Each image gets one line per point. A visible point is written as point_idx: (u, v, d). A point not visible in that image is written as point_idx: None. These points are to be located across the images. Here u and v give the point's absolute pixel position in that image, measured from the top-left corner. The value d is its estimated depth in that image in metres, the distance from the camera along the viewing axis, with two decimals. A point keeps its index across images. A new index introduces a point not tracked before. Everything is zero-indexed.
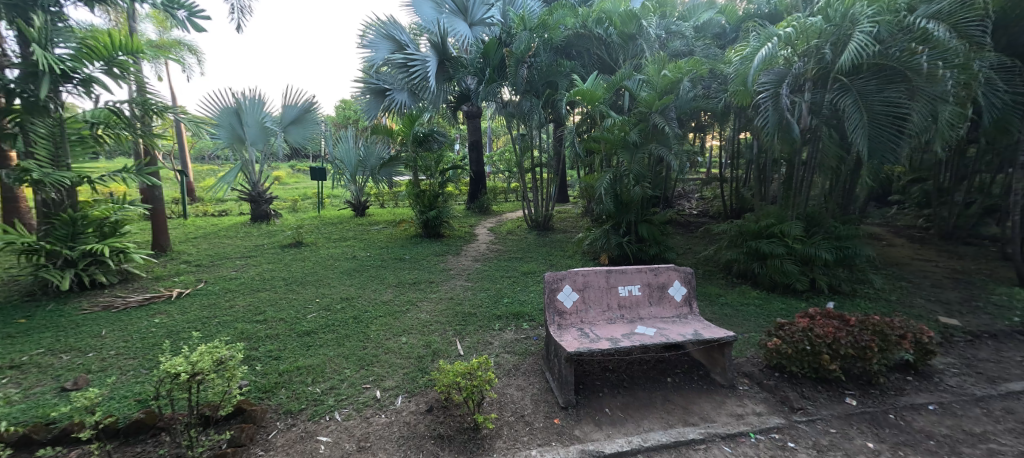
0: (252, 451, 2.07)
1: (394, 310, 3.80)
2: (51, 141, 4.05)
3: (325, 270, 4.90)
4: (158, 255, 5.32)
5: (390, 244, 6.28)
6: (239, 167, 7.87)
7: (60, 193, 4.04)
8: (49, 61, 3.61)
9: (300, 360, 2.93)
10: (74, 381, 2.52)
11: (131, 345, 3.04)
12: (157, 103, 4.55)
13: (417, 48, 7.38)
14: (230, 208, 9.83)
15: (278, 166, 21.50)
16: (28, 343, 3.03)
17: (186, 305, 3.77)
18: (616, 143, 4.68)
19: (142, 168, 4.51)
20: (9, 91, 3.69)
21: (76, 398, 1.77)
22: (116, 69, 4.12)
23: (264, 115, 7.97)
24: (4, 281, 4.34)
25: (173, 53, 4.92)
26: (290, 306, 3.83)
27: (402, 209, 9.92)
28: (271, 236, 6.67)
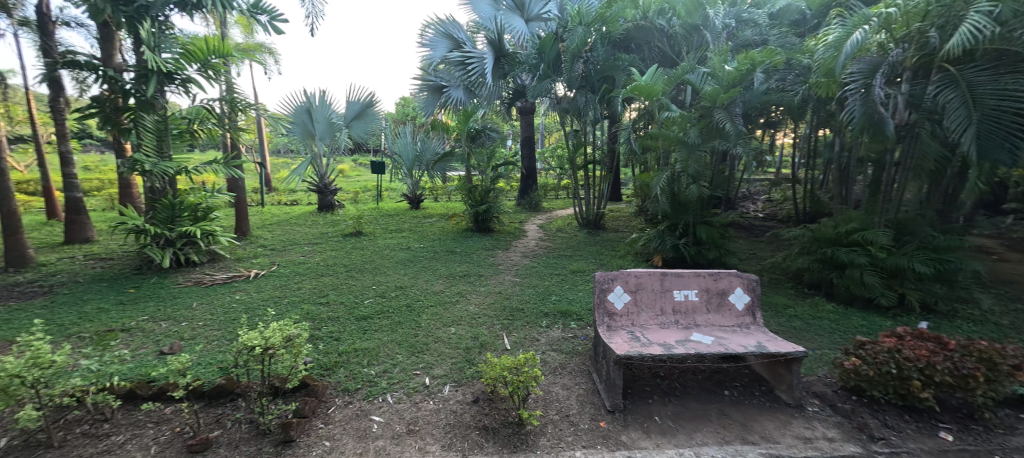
0: (313, 423, 2.25)
1: (445, 300, 3.92)
2: (157, 135, 4.60)
3: (383, 259, 5.16)
4: (240, 238, 5.90)
5: (443, 236, 6.48)
6: (308, 160, 8.50)
7: (163, 181, 4.61)
8: (156, 62, 4.17)
9: (357, 342, 3.10)
10: (170, 346, 2.88)
11: (216, 318, 3.40)
12: (242, 101, 5.01)
13: (473, 45, 7.53)
14: (301, 198, 10.68)
15: (343, 161, 23.06)
16: (136, 310, 3.51)
17: (261, 285, 4.16)
18: (674, 140, 4.44)
19: (229, 160, 5.02)
20: (126, 91, 4.27)
21: (171, 362, 2.02)
22: (210, 71, 4.59)
23: (331, 112, 8.55)
24: (120, 255, 5.06)
25: (257, 57, 5.40)
26: (350, 291, 4.08)
27: (454, 204, 10.19)
28: (334, 226, 7.14)
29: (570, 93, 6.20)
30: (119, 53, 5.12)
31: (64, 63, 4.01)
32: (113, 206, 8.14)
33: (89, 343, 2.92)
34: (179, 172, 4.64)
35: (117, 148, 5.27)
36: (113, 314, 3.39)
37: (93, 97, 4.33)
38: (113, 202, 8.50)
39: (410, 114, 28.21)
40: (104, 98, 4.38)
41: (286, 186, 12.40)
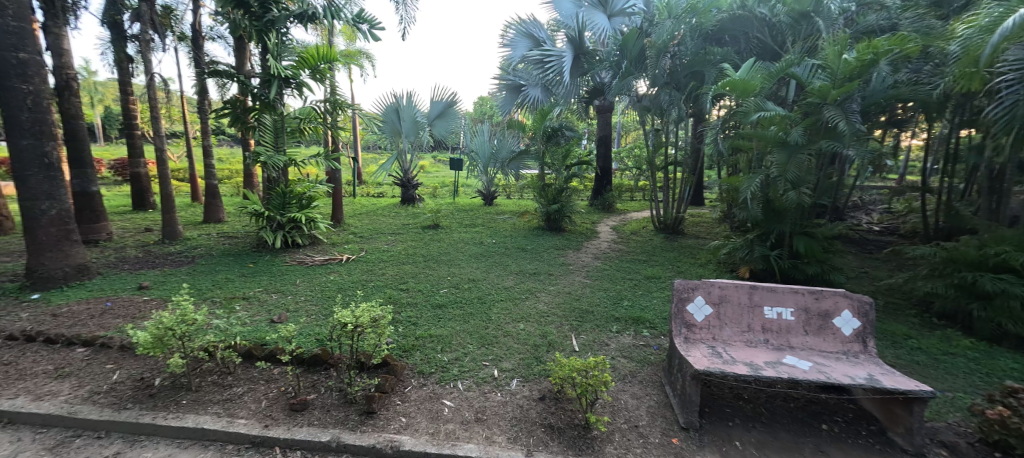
0: (392, 399, 2.44)
1: (514, 296, 3.99)
2: (274, 131, 5.29)
3: (457, 252, 5.39)
4: (335, 225, 6.57)
5: (514, 233, 6.59)
6: (394, 156, 9.18)
7: (277, 172, 5.30)
8: (278, 68, 4.81)
9: (432, 328, 3.28)
10: (279, 316, 3.31)
11: (314, 294, 3.83)
12: (343, 101, 5.55)
13: (553, 44, 7.53)
14: (387, 191, 11.60)
15: (424, 157, 24.59)
16: (254, 282, 4.09)
17: (351, 268, 4.59)
18: (771, 141, 4.03)
19: (329, 154, 5.60)
20: (254, 94, 4.97)
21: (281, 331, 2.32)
22: (318, 75, 5.15)
23: (416, 112, 9.12)
24: (243, 235, 5.92)
25: (357, 62, 5.93)
26: (426, 280, 4.32)
27: (526, 201, 10.30)
28: (414, 218, 7.62)
29: (652, 90, 5.93)
30: (248, 61, 5.96)
31: (210, 72, 4.76)
32: (238, 192, 9.55)
33: (220, 307, 3.48)
34: (290, 164, 5.29)
35: (244, 143, 6.16)
36: (237, 285, 3.98)
37: (228, 100, 5.10)
38: (239, 189, 9.98)
39: (488, 113, 29.10)
40: (237, 100, 5.14)
41: (373, 179, 13.55)
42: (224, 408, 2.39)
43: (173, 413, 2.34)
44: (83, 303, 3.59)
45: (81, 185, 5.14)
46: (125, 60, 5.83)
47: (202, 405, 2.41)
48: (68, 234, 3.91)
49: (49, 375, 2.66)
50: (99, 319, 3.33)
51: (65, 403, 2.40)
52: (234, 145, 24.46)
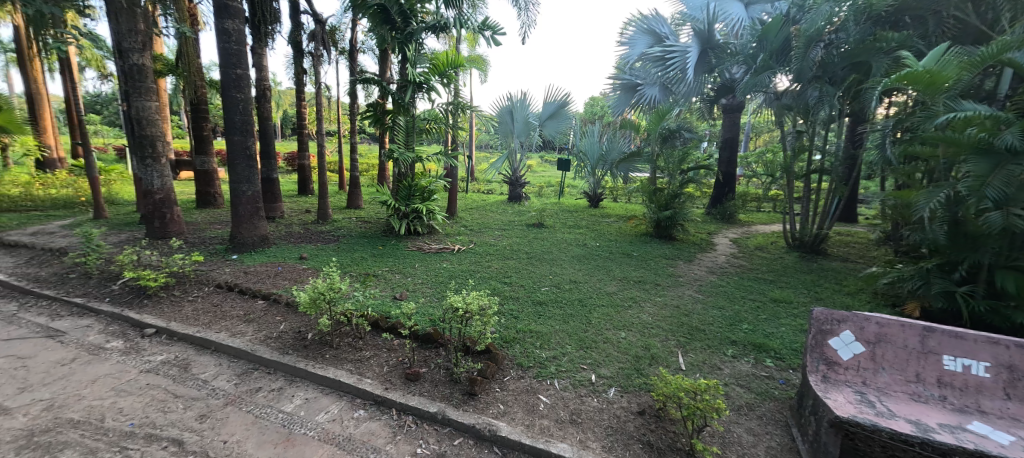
0: (491, 385, 2.58)
1: (617, 303, 3.85)
2: (405, 130, 5.93)
3: (560, 252, 5.43)
4: (449, 217, 7.17)
5: (620, 238, 6.38)
6: (505, 156, 9.64)
7: (406, 167, 5.98)
8: (413, 75, 5.44)
9: (532, 324, 3.37)
10: (400, 294, 3.77)
11: (431, 279, 4.24)
12: (465, 103, 6.02)
13: (676, 39, 7.05)
14: (496, 188, 12.24)
15: (531, 157, 25.29)
16: (385, 262, 4.71)
17: (461, 258, 4.97)
18: (965, 147, 3.17)
19: (449, 152, 6.12)
20: (394, 99, 5.67)
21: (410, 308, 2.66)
22: (446, 80, 5.68)
23: (529, 113, 9.46)
24: (375, 221, 6.83)
25: (480, 66, 6.37)
26: (529, 277, 4.45)
27: (633, 206, 9.86)
28: (520, 215, 7.88)
29: (795, 86, 5.28)
30: (389, 69, 6.82)
31: (361, 80, 5.57)
32: (372, 184, 11.04)
33: (358, 280, 4.10)
34: (415, 160, 5.92)
35: (381, 141, 7.10)
36: (369, 263, 4.62)
37: (372, 104, 5.91)
38: (374, 181, 11.55)
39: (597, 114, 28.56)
40: (379, 103, 5.93)
41: (484, 177, 14.42)
42: (356, 366, 2.81)
43: (320, 363, 2.83)
44: (263, 265, 4.55)
45: (265, 173, 6.48)
46: (302, 72, 7.17)
47: (340, 361, 2.86)
48: (256, 211, 4.97)
49: (241, 319, 3.45)
50: (274, 280, 4.18)
51: (250, 341, 3.11)
52: (372, 143, 28.48)
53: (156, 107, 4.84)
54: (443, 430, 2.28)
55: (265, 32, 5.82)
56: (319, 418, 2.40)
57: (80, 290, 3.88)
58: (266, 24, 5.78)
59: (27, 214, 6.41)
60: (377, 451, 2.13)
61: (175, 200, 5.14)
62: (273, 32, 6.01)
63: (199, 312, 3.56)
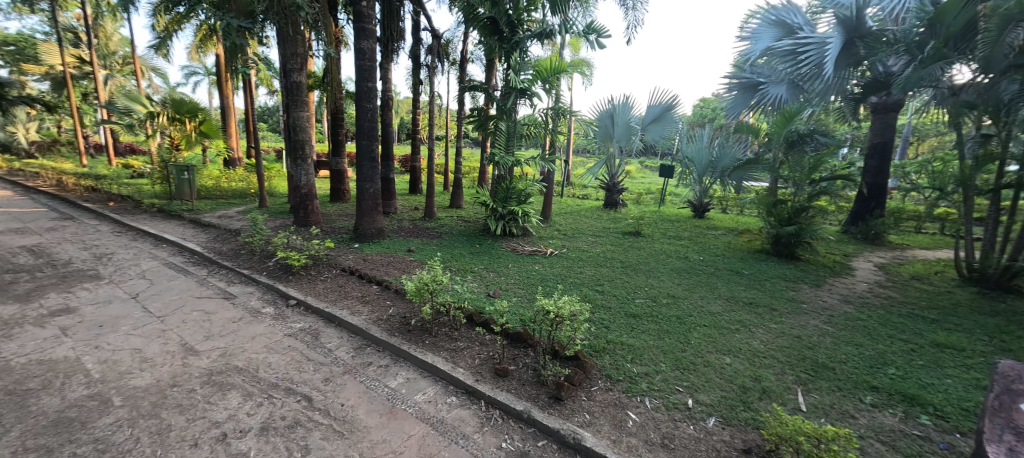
0: (578, 393, 2.54)
1: (722, 325, 3.48)
2: (506, 135, 6.18)
3: (658, 263, 5.12)
4: (543, 221, 7.26)
5: (728, 253, 5.77)
6: (602, 161, 9.43)
7: (505, 171, 6.23)
8: (516, 81, 5.65)
9: (623, 336, 3.23)
10: (493, 292, 3.95)
11: (524, 280, 4.35)
12: (565, 108, 6.05)
13: (813, 29, 6.14)
14: (590, 194, 12.03)
15: (631, 162, 24.24)
16: (482, 260, 4.97)
17: (554, 262, 5.00)
18: None
19: (546, 156, 6.22)
20: (499, 105, 5.96)
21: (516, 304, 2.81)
22: (548, 85, 5.83)
23: (630, 116, 9.12)
24: (473, 220, 7.23)
25: (582, 70, 6.35)
26: (623, 287, 4.28)
27: (747, 218, 8.82)
28: (615, 223, 7.62)
29: (982, 78, 4.21)
30: (495, 76, 7.18)
31: (469, 89, 5.97)
32: (472, 186, 11.72)
33: (457, 275, 4.39)
34: (514, 164, 6.13)
35: (483, 145, 7.51)
36: (467, 260, 4.92)
37: (476, 111, 6.29)
38: (475, 183, 12.26)
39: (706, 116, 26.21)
40: (483, 110, 6.28)
41: (579, 182, 14.27)
42: (451, 355, 3.02)
43: (420, 348, 3.11)
44: (379, 255, 5.16)
45: (384, 173, 7.32)
46: (419, 83, 7.95)
47: (437, 348, 3.10)
48: (375, 207, 5.64)
49: (359, 300, 3.95)
50: (386, 269, 4.70)
51: (365, 320, 3.55)
52: (474, 146, 30.34)
53: (307, 116, 5.82)
54: (529, 429, 2.32)
55: (392, 49, 6.59)
56: (417, 397, 2.63)
57: (248, 264, 4.86)
58: (393, 42, 6.54)
59: (217, 202, 8.24)
60: (466, 437, 2.27)
61: (316, 195, 6.08)
62: (398, 48, 6.78)
63: (328, 290, 4.19)
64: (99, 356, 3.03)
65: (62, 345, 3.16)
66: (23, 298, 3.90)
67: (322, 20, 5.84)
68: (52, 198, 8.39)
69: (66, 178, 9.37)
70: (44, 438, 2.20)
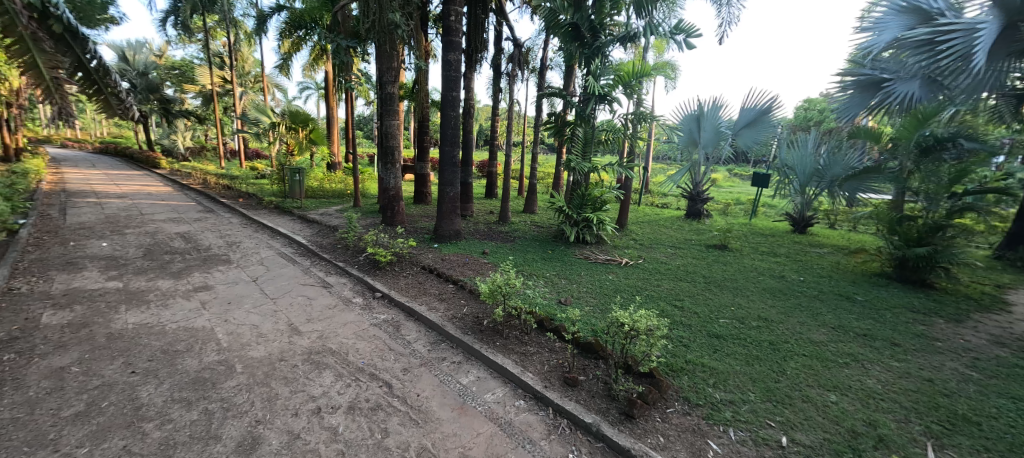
0: (652, 413, 2.41)
1: (826, 356, 3.06)
2: (583, 142, 6.13)
3: (748, 281, 4.66)
4: (618, 229, 7.04)
5: (836, 275, 5.06)
6: (685, 168, 8.88)
7: (582, 177, 6.18)
8: (596, 87, 5.55)
9: (705, 358, 3.00)
10: (565, 299, 3.92)
11: (597, 289, 4.25)
12: (647, 113, 5.79)
13: (958, 14, 5.17)
14: (670, 203, 11.36)
15: (718, 170, 22.40)
16: (554, 266, 4.96)
17: (629, 273, 4.81)
18: None
19: (624, 163, 6.03)
20: (576, 111, 5.91)
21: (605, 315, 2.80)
22: (629, 90, 5.67)
23: (720, 120, 8.46)
24: (546, 226, 7.25)
25: (666, 73, 6.06)
26: (706, 304, 3.98)
27: (861, 235, 7.65)
28: (698, 234, 7.11)
29: None
30: (573, 82, 7.15)
31: (546, 95, 6.03)
32: (545, 191, 11.77)
33: (529, 280, 4.45)
34: (589, 171, 6.03)
35: (559, 152, 7.50)
36: (539, 266, 4.95)
37: (553, 117, 6.32)
38: (548, 189, 12.30)
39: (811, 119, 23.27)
40: (561, 116, 6.30)
41: (658, 189, 13.58)
42: (521, 359, 3.05)
43: (491, 349, 3.19)
44: (455, 255, 5.42)
45: (463, 178, 7.68)
46: (498, 91, 8.21)
47: (508, 350, 3.16)
48: (454, 209, 5.93)
49: (436, 297, 4.19)
50: (462, 269, 4.91)
51: (441, 317, 3.75)
52: (549, 152, 30.47)
53: (397, 125, 6.34)
54: (597, 444, 2.26)
55: (475, 59, 6.92)
56: (487, 397, 2.71)
57: (343, 257, 5.42)
58: (477, 52, 6.86)
59: (320, 201, 9.32)
60: (533, 443, 2.28)
61: (401, 197, 6.55)
62: (481, 58, 7.10)
63: (409, 285, 4.50)
64: (226, 328, 3.60)
65: (201, 316, 3.82)
66: (177, 275, 4.79)
67: (414, 36, 6.34)
68: (199, 194, 10.18)
69: (210, 178, 11.33)
70: (186, 392, 2.67)
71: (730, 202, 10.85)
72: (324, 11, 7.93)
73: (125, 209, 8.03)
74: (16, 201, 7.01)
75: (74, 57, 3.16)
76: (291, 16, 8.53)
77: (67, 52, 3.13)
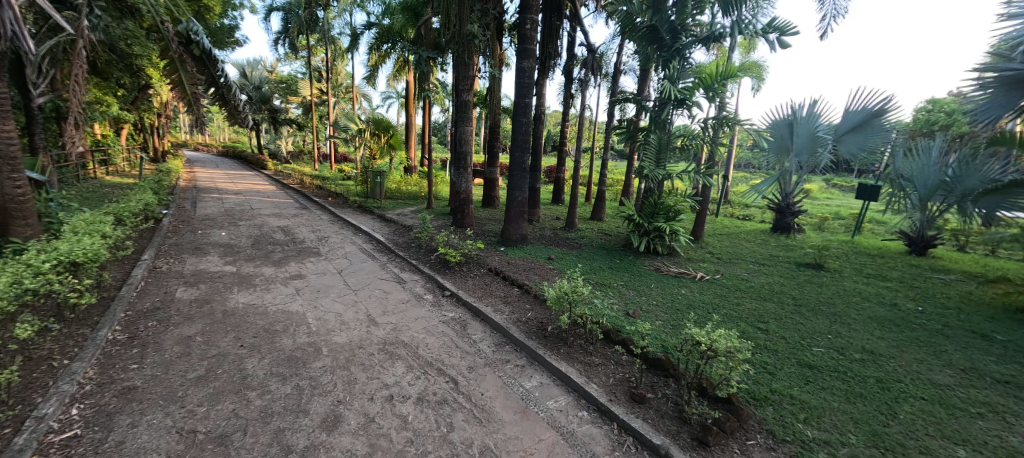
0: (730, 443, 2.23)
1: (952, 403, 2.60)
2: (657, 148, 5.90)
3: (849, 307, 4.12)
4: (693, 241, 6.63)
5: (968, 307, 4.28)
6: (775, 177, 8.18)
7: (655, 185, 5.96)
8: (673, 92, 5.33)
9: (794, 389, 2.71)
10: (633, 312, 3.80)
11: (669, 303, 4.05)
12: (730, 117, 5.40)
13: None
14: (754, 214, 10.44)
15: (814, 180, 20.06)
16: (622, 276, 4.83)
17: (704, 288, 4.52)
18: None
19: (701, 170, 5.68)
20: (651, 116, 5.70)
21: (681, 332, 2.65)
22: (711, 94, 5.38)
23: (818, 125, 7.78)
24: (614, 235, 7.06)
25: (753, 74, 5.63)
26: (795, 329, 3.59)
27: (1003, 261, 6.38)
28: (787, 251, 6.45)
29: None
30: (648, 86, 6.91)
31: (619, 101, 5.91)
32: (613, 199, 11.48)
33: (597, 289, 4.36)
34: (662, 178, 5.78)
35: (630, 158, 7.27)
36: (606, 275, 4.85)
37: (625, 123, 6.16)
38: (616, 196, 11.97)
39: (934, 122, 19.94)
40: (633, 121, 6.13)
41: (739, 199, 12.56)
42: (587, 369, 3.01)
43: (556, 356, 3.19)
44: (522, 259, 5.50)
45: (531, 183, 7.77)
46: (569, 97, 8.20)
47: (572, 359, 3.14)
48: (521, 213, 6.03)
49: (502, 300, 4.28)
50: (527, 273, 4.97)
51: (507, 319, 3.83)
52: (619, 159, 29.73)
53: (471, 131, 6.61)
54: None
55: (548, 66, 7.00)
56: (549, 404, 2.70)
57: (416, 256, 5.76)
58: (550, 59, 6.94)
59: (397, 201, 10.01)
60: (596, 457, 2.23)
61: (471, 200, 6.79)
62: (554, 65, 7.16)
63: (477, 286, 4.65)
64: (315, 314, 4.02)
65: (295, 301, 4.30)
66: (277, 263, 5.45)
67: (489, 45, 6.60)
68: (297, 192, 11.49)
69: (306, 178, 12.76)
70: (281, 368, 3.02)
71: (827, 216, 9.69)
72: (409, 26, 8.57)
73: (239, 203, 9.33)
74: (162, 194, 8.50)
75: (208, 75, 4.57)
76: (380, 31, 9.34)
77: (204, 71, 4.58)
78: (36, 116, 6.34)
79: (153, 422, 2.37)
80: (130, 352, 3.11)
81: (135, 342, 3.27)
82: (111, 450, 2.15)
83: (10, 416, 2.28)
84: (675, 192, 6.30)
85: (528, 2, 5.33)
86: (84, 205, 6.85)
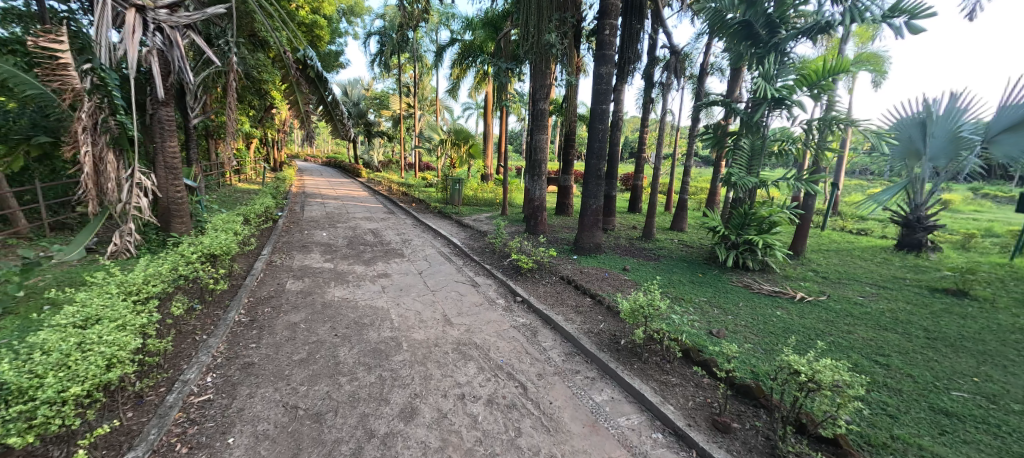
0: None
1: None
2: (750, 154, 5.40)
3: (1005, 346, 3.33)
4: (792, 256, 5.90)
5: None
6: (901, 185, 6.99)
7: (746, 193, 5.45)
8: (769, 91, 4.84)
9: (925, 439, 2.25)
10: (717, 331, 3.51)
11: (761, 325, 3.66)
12: (841, 118, 4.75)
13: None
14: (872, 228, 8.96)
15: (958, 190, 16.64)
16: (705, 292, 4.48)
17: (805, 310, 4.00)
18: None
19: (803, 177, 5.06)
20: (743, 119, 5.22)
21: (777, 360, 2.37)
22: (817, 90, 4.82)
23: (962, 122, 6.48)
24: (697, 247, 6.57)
25: (873, 67, 4.91)
26: (927, 367, 3.00)
27: None
28: (918, 272, 5.42)
29: None
30: (740, 86, 6.36)
31: (704, 103, 5.54)
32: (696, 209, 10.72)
33: (679, 304, 4.10)
34: (755, 186, 5.26)
35: (716, 165, 6.74)
36: (687, 289, 4.54)
37: (712, 126, 5.73)
38: (700, 206, 11.15)
39: None
40: (722, 125, 5.68)
41: (853, 211, 10.88)
42: (663, 389, 2.83)
43: (629, 371, 3.05)
44: (595, 268, 5.39)
45: (607, 191, 7.58)
46: (649, 101, 7.86)
47: (647, 376, 2.98)
48: (596, 222, 5.92)
49: (573, 309, 4.22)
50: (601, 283, 4.84)
51: (579, 329, 3.77)
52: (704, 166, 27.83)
53: (546, 139, 6.67)
54: None
55: (627, 70, 6.81)
56: (620, 420, 2.60)
57: (489, 260, 5.96)
58: (630, 62, 6.74)
59: (473, 207, 10.44)
60: None
61: (545, 208, 6.83)
62: (633, 69, 6.93)
63: (548, 294, 4.66)
64: (398, 310, 4.35)
65: (381, 298, 4.71)
66: (367, 262, 6.02)
67: (566, 53, 6.63)
68: (386, 198, 12.61)
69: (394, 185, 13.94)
70: (367, 358, 3.32)
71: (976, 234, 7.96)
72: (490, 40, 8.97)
73: (338, 208, 10.50)
74: (279, 199, 9.92)
75: (319, 95, 5.22)
76: (462, 47, 9.90)
77: (315, 92, 5.24)
78: (192, 134, 7.83)
79: (265, 395, 2.76)
80: (250, 333, 3.66)
81: (254, 324, 3.85)
82: (234, 414, 2.55)
83: (166, 377, 2.84)
84: (771, 203, 5.68)
85: (607, 7, 5.25)
86: (223, 207, 8.28)
